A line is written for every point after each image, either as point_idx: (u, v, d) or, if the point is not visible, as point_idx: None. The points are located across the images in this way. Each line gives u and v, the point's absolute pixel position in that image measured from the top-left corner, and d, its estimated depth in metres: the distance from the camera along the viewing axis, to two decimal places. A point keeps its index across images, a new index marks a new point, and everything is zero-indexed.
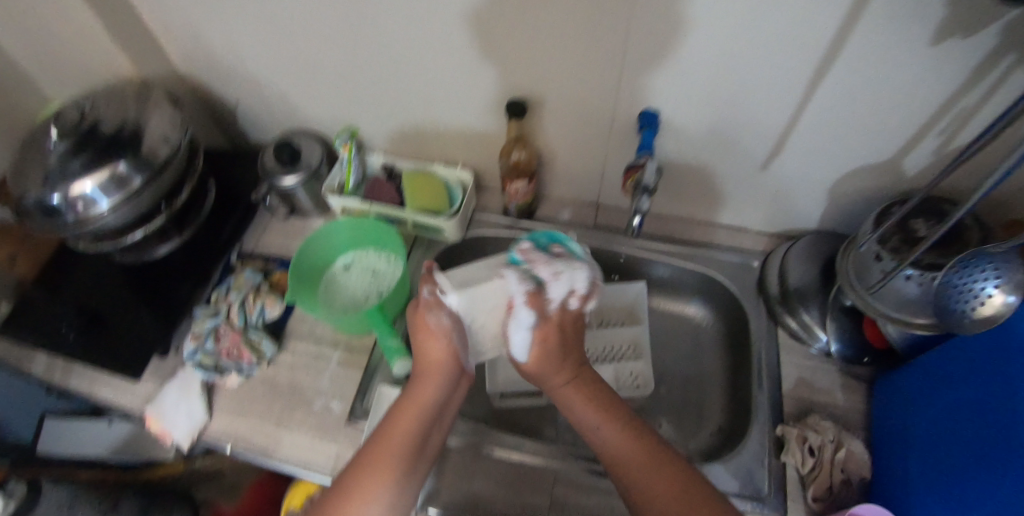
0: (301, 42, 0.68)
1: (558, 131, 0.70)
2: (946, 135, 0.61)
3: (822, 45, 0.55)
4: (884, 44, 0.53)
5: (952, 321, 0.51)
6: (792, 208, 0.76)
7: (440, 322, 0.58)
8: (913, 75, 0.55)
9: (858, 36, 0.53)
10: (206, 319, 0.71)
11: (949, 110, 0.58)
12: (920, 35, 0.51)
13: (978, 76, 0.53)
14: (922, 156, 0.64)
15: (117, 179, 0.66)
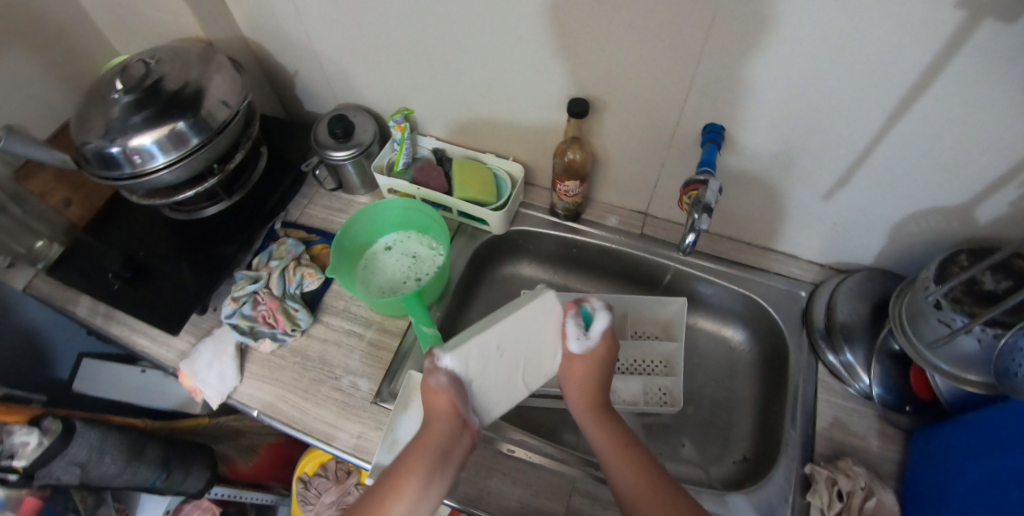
0: (368, 19, 0.67)
1: (616, 136, 0.68)
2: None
3: (913, 74, 0.52)
4: (975, 83, 0.50)
5: (1010, 386, 0.50)
6: (848, 242, 0.73)
7: (439, 381, 0.53)
8: (1002, 120, 0.52)
9: (953, 70, 0.50)
10: (247, 283, 0.72)
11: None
12: (1017, 78, 0.48)
13: None
14: (998, 205, 0.60)
15: (175, 137, 0.67)
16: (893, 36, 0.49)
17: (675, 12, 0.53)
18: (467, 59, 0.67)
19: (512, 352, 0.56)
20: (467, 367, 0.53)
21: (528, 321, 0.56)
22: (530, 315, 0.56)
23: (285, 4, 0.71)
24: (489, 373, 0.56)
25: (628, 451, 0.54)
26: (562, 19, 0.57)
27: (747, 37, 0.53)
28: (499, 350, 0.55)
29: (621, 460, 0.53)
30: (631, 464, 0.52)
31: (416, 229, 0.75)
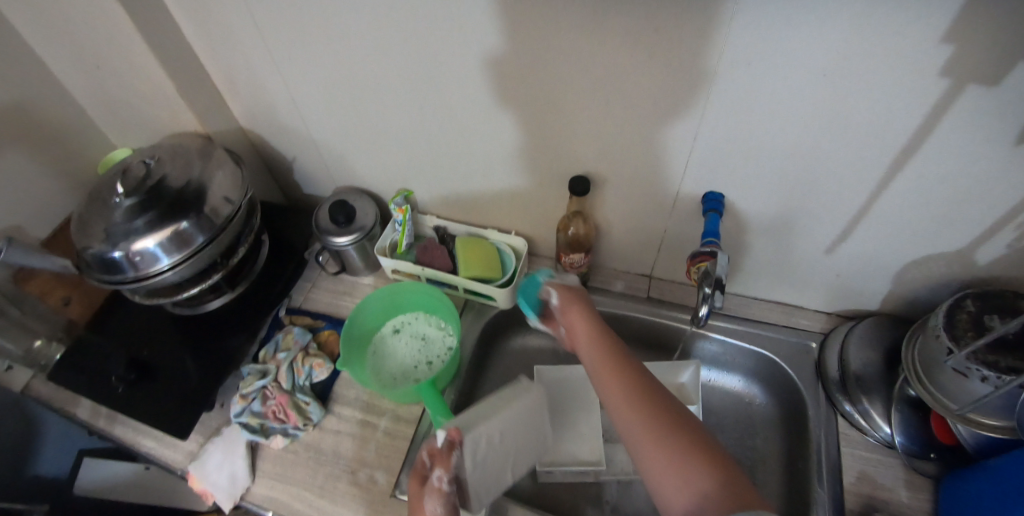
0: (367, 107, 0.69)
1: (617, 206, 0.69)
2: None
3: (901, 136, 0.53)
4: (963, 142, 0.51)
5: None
6: (852, 291, 0.74)
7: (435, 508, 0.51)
8: (992, 172, 0.53)
9: (941, 131, 0.51)
10: (255, 378, 0.71)
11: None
12: (1003, 135, 0.50)
13: None
14: (995, 249, 0.61)
15: (179, 238, 0.67)
16: (879, 104, 0.51)
17: (667, 93, 0.55)
18: (465, 140, 0.69)
19: (509, 444, 0.59)
20: (469, 460, 0.55)
21: (526, 413, 0.61)
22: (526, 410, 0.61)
23: (283, 96, 0.72)
24: (485, 465, 0.57)
25: (615, 363, 0.53)
26: (558, 101, 0.60)
27: (739, 109, 0.55)
28: (501, 439, 0.58)
29: (610, 371, 0.53)
30: (618, 374, 0.52)
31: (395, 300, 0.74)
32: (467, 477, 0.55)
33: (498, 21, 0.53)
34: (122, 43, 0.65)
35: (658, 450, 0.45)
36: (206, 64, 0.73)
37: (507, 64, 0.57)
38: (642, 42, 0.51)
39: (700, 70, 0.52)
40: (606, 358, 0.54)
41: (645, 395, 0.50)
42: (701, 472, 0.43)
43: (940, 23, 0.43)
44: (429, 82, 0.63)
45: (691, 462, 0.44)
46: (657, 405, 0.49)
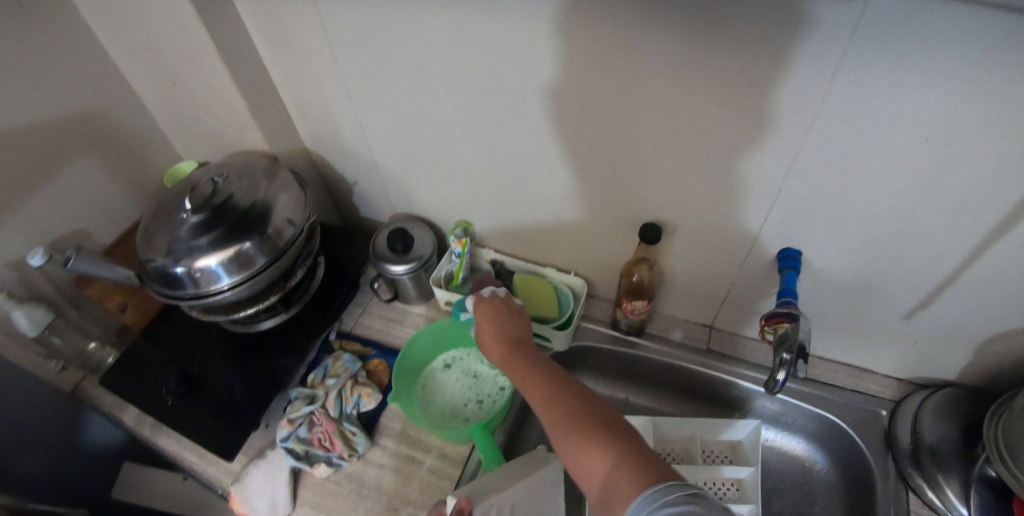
0: (435, 138, 0.69)
1: (683, 255, 0.67)
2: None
3: (1001, 210, 0.49)
4: None
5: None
6: (928, 359, 0.70)
7: None
8: None
9: None
10: (302, 403, 0.70)
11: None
12: None
13: None
14: None
15: (244, 259, 0.67)
16: (986, 177, 0.47)
17: (752, 148, 0.53)
18: (532, 179, 0.68)
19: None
20: None
21: (542, 481, 0.58)
22: (542, 480, 0.58)
23: (352, 121, 0.73)
24: None
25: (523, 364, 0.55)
26: (634, 147, 0.58)
27: (827, 170, 0.52)
28: (512, 510, 0.54)
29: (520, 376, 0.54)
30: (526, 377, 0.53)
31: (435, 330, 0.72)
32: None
33: (582, 66, 0.52)
34: (203, 64, 0.67)
35: (570, 439, 0.46)
36: (279, 88, 0.73)
37: (587, 109, 0.56)
38: (731, 99, 0.49)
39: (783, 128, 0.49)
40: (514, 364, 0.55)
41: (553, 390, 0.50)
42: (604, 452, 0.44)
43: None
44: (501, 119, 0.62)
45: (597, 444, 0.45)
46: (562, 394, 0.50)
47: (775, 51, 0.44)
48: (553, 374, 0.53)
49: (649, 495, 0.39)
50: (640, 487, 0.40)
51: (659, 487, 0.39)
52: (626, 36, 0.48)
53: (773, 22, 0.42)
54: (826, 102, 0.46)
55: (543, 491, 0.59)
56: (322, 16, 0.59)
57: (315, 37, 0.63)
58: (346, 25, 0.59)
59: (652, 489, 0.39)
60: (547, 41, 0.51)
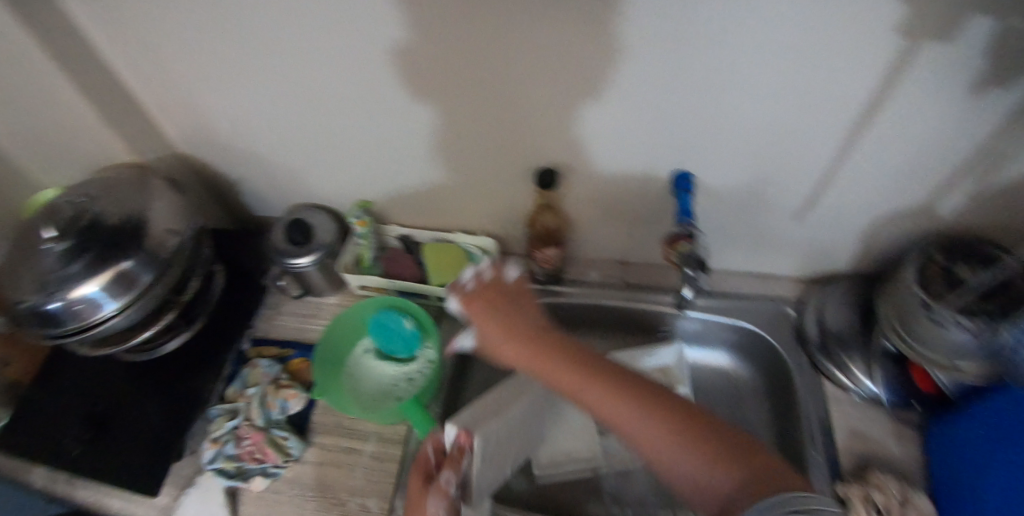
0: (315, 116, 0.64)
1: (585, 197, 0.68)
2: (987, 176, 0.59)
3: (860, 97, 0.53)
4: (926, 94, 0.52)
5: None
6: (823, 255, 0.75)
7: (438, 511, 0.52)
8: (953, 125, 0.54)
9: (907, 82, 0.51)
10: (224, 419, 0.66)
11: (989, 152, 0.57)
12: (960, 84, 0.50)
13: (1019, 121, 0.52)
14: (959, 197, 0.63)
15: (124, 281, 0.60)
16: (843, 64, 0.50)
17: (635, 75, 0.52)
18: (426, 145, 0.65)
19: (512, 436, 0.60)
20: (479, 462, 0.53)
21: (531, 401, 0.61)
22: (531, 400, 0.61)
23: (223, 113, 0.66)
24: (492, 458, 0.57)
25: (545, 356, 0.59)
26: (520, 93, 0.56)
27: (703, 88, 0.53)
28: (507, 431, 0.58)
29: (551, 367, 0.58)
30: (598, 389, 0.55)
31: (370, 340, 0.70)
32: (478, 473, 0.54)
33: (453, 11, 0.49)
34: (28, 66, 0.58)
35: (674, 446, 0.49)
36: (134, 89, 0.65)
37: (466, 59, 0.53)
38: (607, 25, 0.48)
39: (662, 46, 0.50)
40: (543, 363, 0.58)
41: (640, 394, 0.54)
42: (739, 457, 0.47)
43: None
44: (380, 86, 0.58)
45: (686, 447, 0.49)
46: (655, 403, 0.53)
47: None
48: (625, 374, 0.57)
49: (788, 498, 0.41)
50: (763, 492, 0.43)
51: (794, 494, 0.41)
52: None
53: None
54: (696, 12, 0.46)
55: (535, 409, 0.63)
56: None
57: (158, 22, 0.56)
58: (189, 2, 0.53)
59: (784, 496, 0.41)
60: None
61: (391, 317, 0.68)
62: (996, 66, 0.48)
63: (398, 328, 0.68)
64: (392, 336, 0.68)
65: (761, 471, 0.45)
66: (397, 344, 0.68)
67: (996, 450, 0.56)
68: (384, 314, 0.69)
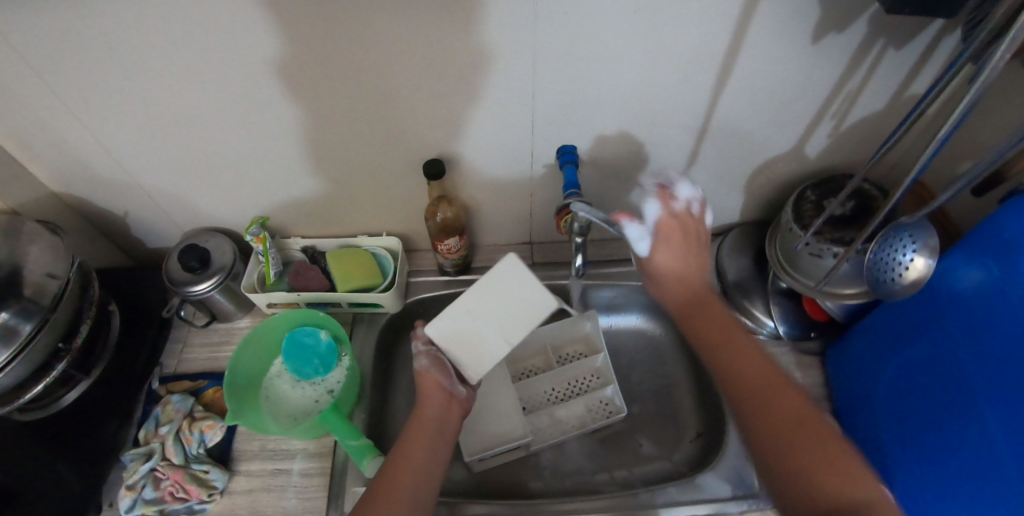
0: (192, 136, 0.61)
1: (481, 185, 0.70)
2: (840, 116, 0.66)
3: (718, 60, 0.57)
4: (776, 48, 0.56)
5: (885, 290, 0.55)
6: (714, 209, 0.81)
7: (421, 364, 0.57)
8: (803, 74, 0.59)
9: (756, 39, 0.55)
10: (139, 463, 0.63)
11: (838, 95, 0.62)
12: (803, 35, 0.55)
13: (856, 61, 0.58)
14: (822, 137, 0.69)
15: (5, 335, 0.54)
16: (701, 27, 0.53)
17: (511, 57, 0.53)
18: (315, 152, 0.64)
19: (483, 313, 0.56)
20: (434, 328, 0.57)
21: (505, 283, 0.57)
22: (498, 281, 0.57)
23: (92, 146, 0.62)
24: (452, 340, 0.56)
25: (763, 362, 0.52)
26: (399, 89, 0.56)
27: (575, 65, 0.55)
28: (469, 311, 0.56)
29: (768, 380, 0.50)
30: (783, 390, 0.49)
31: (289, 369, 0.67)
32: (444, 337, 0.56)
33: (317, 9, 0.47)
34: None
35: (801, 453, 0.45)
36: None
37: (340, 57, 0.52)
38: (476, 10, 0.48)
39: (530, 25, 0.50)
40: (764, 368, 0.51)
41: (789, 399, 0.49)
42: (840, 468, 0.44)
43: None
44: (254, 96, 0.56)
45: (816, 451, 0.45)
46: (790, 401, 0.49)
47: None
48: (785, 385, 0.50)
49: None
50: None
51: None
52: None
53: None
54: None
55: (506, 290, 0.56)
56: None
57: None
58: (21, 30, 0.48)
59: None
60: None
61: (307, 333, 0.66)
62: (828, 16, 0.53)
63: (315, 345, 0.65)
64: (307, 356, 0.64)
65: (836, 481, 0.43)
66: (312, 366, 0.64)
67: (885, 362, 0.61)
68: (299, 330, 0.66)
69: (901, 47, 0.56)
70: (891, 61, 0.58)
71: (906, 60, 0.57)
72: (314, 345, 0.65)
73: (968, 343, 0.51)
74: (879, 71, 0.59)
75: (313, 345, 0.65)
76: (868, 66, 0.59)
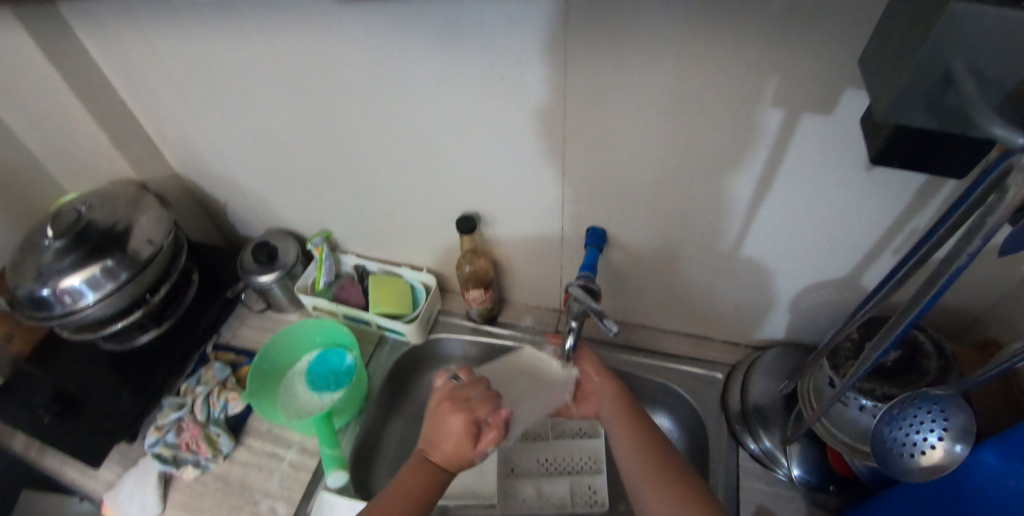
0: (282, 153, 0.75)
1: (512, 244, 0.76)
2: (901, 253, 0.60)
3: (755, 171, 0.56)
4: (822, 173, 0.53)
5: (898, 467, 0.48)
6: (750, 321, 0.78)
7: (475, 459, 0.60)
8: (854, 203, 0.56)
9: (793, 159, 0.53)
10: (171, 410, 0.74)
11: (899, 230, 0.57)
12: (855, 162, 0.51)
13: (923, 199, 0.53)
14: (882, 271, 0.63)
15: (106, 275, 0.69)
16: (723, 137, 0.53)
17: (536, 133, 0.59)
18: (375, 184, 0.74)
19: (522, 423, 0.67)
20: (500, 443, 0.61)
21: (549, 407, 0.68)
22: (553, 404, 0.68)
23: (207, 145, 0.78)
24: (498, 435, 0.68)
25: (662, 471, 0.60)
26: (443, 145, 0.65)
27: (602, 154, 0.59)
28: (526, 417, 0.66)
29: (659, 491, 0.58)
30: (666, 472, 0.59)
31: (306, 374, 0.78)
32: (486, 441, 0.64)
33: (377, 68, 0.58)
34: (57, 96, 0.71)
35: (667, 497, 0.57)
36: (142, 118, 0.78)
37: (394, 107, 0.62)
38: (510, 93, 0.56)
39: (557, 111, 0.56)
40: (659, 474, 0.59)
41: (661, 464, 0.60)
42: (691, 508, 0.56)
43: (755, 58, 0.46)
44: (333, 130, 0.68)
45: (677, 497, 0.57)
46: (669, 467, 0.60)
47: (521, 35, 0.50)
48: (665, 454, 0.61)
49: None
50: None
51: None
52: (396, 35, 0.53)
53: (506, 13, 0.49)
54: (571, 78, 0.52)
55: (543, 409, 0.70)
56: (158, 44, 0.64)
57: (155, 69, 0.68)
58: (178, 54, 0.64)
59: None
60: (352, 54, 0.57)
61: (337, 354, 0.79)
62: None
63: (337, 363, 0.78)
64: (327, 372, 0.78)
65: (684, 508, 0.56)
66: (326, 381, 0.77)
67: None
68: (333, 350, 0.80)
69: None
70: None
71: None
72: (336, 364, 0.78)
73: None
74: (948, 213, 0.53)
75: (333, 364, 0.78)
76: (937, 207, 0.53)
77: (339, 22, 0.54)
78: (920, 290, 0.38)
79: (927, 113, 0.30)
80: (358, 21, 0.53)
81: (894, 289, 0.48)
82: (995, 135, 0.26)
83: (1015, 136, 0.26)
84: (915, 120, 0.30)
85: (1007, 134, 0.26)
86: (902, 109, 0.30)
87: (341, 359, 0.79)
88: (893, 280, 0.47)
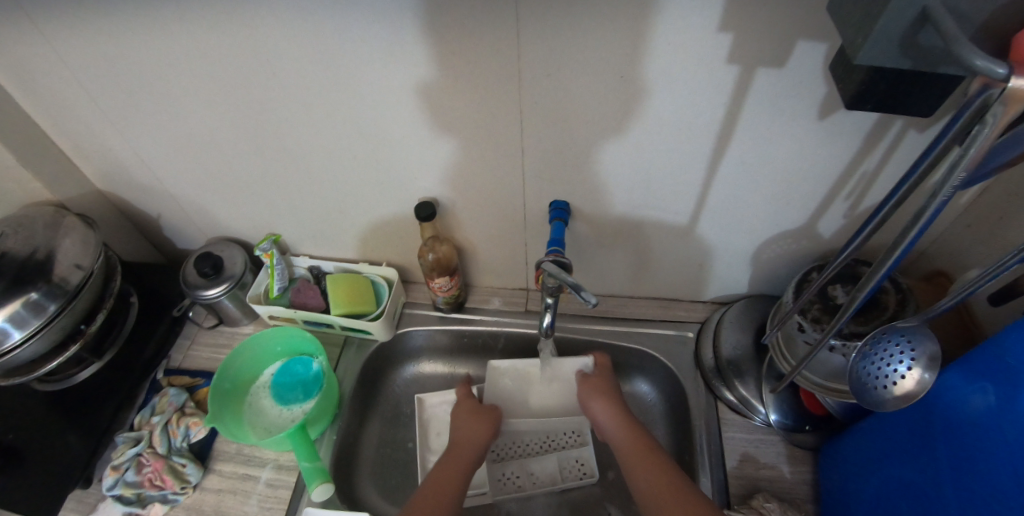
0: (216, 155, 0.69)
1: (474, 227, 0.73)
2: (853, 198, 0.61)
3: (713, 128, 0.55)
4: (774, 126, 0.54)
5: (872, 399, 0.49)
6: (716, 278, 0.79)
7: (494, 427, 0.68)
8: (807, 152, 0.56)
9: (748, 115, 0.53)
10: (128, 446, 0.68)
11: (852, 174, 0.58)
12: (808, 112, 0.52)
13: (872, 142, 0.54)
14: (836, 217, 0.65)
15: (32, 311, 0.62)
16: (682, 97, 0.52)
17: (490, 108, 0.56)
18: (322, 179, 0.69)
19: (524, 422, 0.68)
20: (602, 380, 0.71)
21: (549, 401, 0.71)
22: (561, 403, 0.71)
23: (129, 153, 0.71)
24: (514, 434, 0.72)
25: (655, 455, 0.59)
26: (392, 130, 0.61)
27: (560, 126, 0.57)
28: None
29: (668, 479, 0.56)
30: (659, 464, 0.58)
31: (272, 389, 0.74)
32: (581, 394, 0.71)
33: (314, 54, 0.53)
34: None
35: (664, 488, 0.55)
36: (47, 131, 0.69)
37: (335, 94, 0.57)
38: (460, 68, 0.52)
39: (511, 84, 0.53)
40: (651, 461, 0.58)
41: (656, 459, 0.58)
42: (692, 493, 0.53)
43: (712, 14, 0.44)
44: (267, 123, 0.62)
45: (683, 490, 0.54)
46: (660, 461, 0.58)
47: (469, 5, 0.46)
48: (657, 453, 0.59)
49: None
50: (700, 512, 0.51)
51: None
52: (331, 12, 0.49)
53: None
54: (524, 50, 0.49)
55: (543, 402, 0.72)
56: (53, 43, 0.56)
57: (55, 75, 0.60)
58: (82, 54, 0.57)
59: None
60: (280, 37, 0.52)
61: (303, 362, 0.75)
62: (832, 94, 0.49)
63: (304, 370, 0.75)
64: (295, 383, 0.74)
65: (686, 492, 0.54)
66: (297, 392, 0.73)
67: (879, 467, 0.56)
68: (299, 358, 0.76)
69: (923, 129, 0.51)
70: (910, 145, 0.53)
71: (924, 143, 0.52)
72: (302, 372, 0.75)
73: (960, 478, 0.46)
74: (896, 153, 0.54)
75: (300, 371, 0.75)
76: (885, 148, 0.54)
77: (264, 4, 0.49)
78: (897, 234, 0.38)
79: (898, 53, 0.30)
80: (286, 3, 0.48)
81: (864, 240, 0.47)
82: (973, 66, 0.25)
83: (995, 67, 0.25)
84: (887, 61, 0.31)
85: (986, 63, 0.25)
86: (874, 47, 0.30)
87: (308, 365, 0.75)
88: (864, 232, 0.46)
